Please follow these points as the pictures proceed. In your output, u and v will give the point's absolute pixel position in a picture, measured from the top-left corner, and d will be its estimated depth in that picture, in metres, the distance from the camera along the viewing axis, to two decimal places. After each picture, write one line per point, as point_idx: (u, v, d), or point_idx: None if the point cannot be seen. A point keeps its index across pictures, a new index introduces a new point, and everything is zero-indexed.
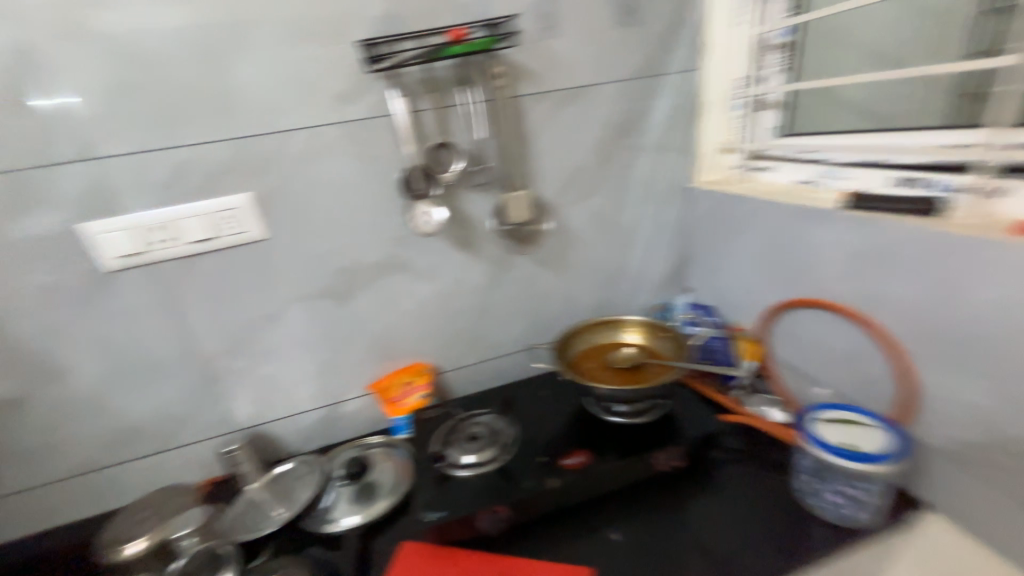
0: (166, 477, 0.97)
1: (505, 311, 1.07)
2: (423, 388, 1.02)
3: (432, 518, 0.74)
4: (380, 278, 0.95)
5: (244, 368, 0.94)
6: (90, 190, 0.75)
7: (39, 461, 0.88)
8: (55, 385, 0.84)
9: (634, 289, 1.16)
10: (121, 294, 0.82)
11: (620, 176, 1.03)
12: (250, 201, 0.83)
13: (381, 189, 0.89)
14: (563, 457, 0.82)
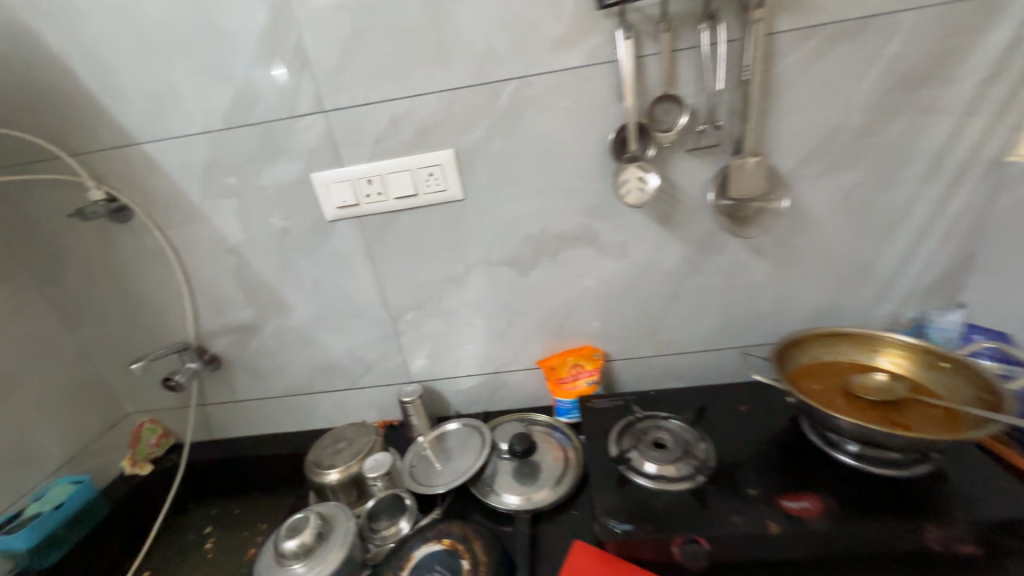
0: (352, 412, 1.07)
1: (698, 302, 0.91)
2: (592, 373, 0.93)
3: (617, 529, 0.66)
4: (566, 250, 0.87)
5: (425, 325, 0.96)
6: (320, 143, 0.79)
7: (265, 378, 1.03)
8: (280, 318, 0.96)
9: (875, 293, 0.89)
10: (334, 242, 0.88)
11: (895, 144, 0.77)
12: (452, 159, 0.79)
13: (585, 150, 0.78)
14: (784, 496, 0.66)
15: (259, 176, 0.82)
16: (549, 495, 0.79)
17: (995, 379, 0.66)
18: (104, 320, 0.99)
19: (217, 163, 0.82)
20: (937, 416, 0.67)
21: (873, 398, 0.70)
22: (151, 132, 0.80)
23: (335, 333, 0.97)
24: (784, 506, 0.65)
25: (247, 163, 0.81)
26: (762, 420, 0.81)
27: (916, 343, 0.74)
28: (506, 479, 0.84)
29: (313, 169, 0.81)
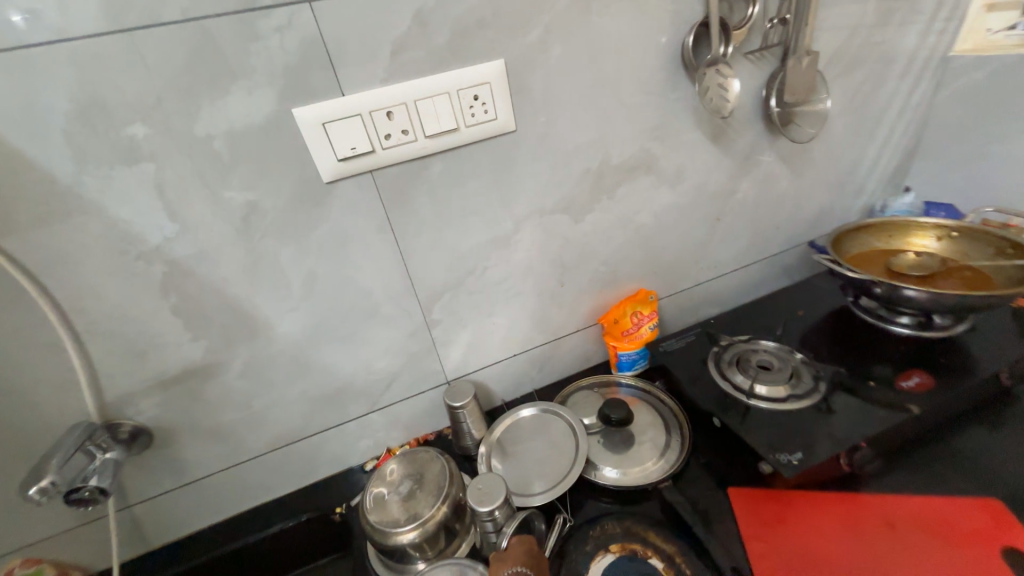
0: (372, 442, 0.81)
1: (738, 222, 0.89)
2: (653, 317, 0.85)
3: (794, 462, 0.61)
4: (624, 184, 0.75)
5: (463, 308, 0.75)
6: (304, 56, 0.50)
7: (236, 437, 0.70)
8: (254, 343, 0.64)
9: (861, 189, 0.99)
10: (334, 216, 0.60)
11: (890, 42, 0.82)
12: (502, 75, 0.59)
13: (649, 56, 0.66)
14: (897, 378, 0.70)
15: (196, 121, 0.50)
16: (657, 464, 0.71)
17: (1013, 235, 0.76)
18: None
19: (102, 103, 0.46)
20: (970, 279, 0.76)
21: (915, 272, 0.78)
22: None
23: (342, 347, 0.70)
24: (903, 385, 0.69)
25: (166, 98, 0.48)
26: (819, 320, 0.86)
27: (931, 224, 0.84)
28: (611, 455, 0.73)
29: (295, 102, 0.52)
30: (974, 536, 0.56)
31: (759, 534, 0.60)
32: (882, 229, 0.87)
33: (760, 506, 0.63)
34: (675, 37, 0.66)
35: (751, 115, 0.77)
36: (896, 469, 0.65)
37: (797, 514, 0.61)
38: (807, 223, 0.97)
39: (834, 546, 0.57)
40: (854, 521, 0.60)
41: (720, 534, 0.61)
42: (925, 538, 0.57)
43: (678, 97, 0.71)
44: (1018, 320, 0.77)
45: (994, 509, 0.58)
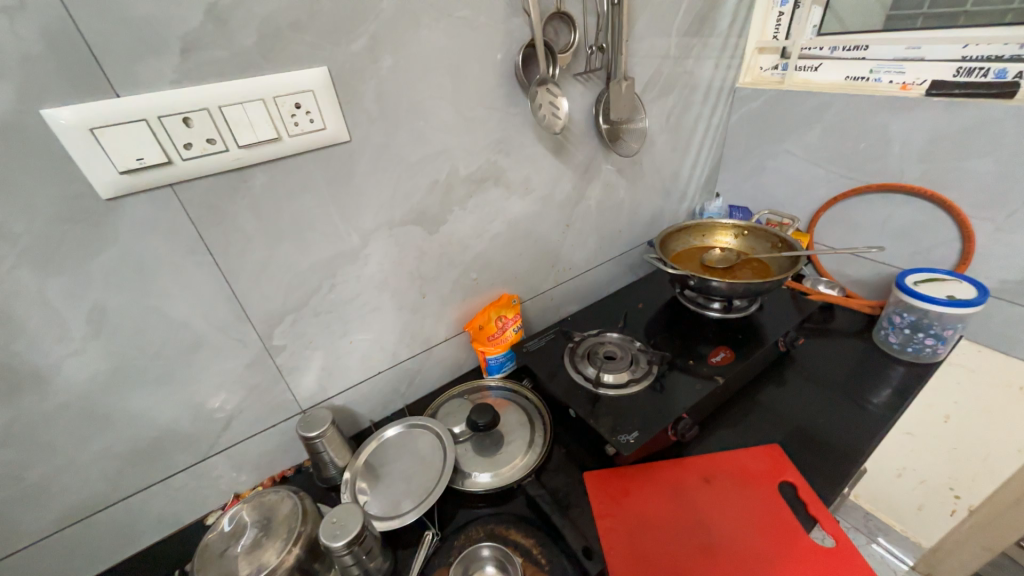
0: (212, 492, 0.71)
1: (586, 227, 0.98)
2: (516, 319, 0.89)
3: (631, 440, 0.68)
4: (475, 194, 0.77)
5: (313, 329, 0.69)
6: (52, 46, 0.41)
7: (4, 521, 0.55)
8: (17, 401, 0.51)
9: (683, 195, 1.16)
10: (124, 237, 0.50)
11: (692, 72, 0.98)
12: (326, 83, 0.55)
13: (486, 72, 0.69)
14: (709, 355, 0.84)
15: None
16: (523, 462, 0.74)
17: (781, 233, 0.97)
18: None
19: None
20: (757, 268, 0.94)
21: (720, 266, 0.94)
22: None
23: (157, 389, 0.59)
24: (714, 360, 0.83)
25: None
26: (656, 310, 1.00)
27: (730, 224, 1.03)
28: (480, 460, 0.75)
29: (46, 100, 0.42)
30: (762, 476, 0.69)
31: (607, 510, 0.66)
32: (698, 228, 1.04)
33: (608, 484, 0.70)
34: (507, 56, 0.70)
35: (586, 131, 0.85)
36: (710, 433, 0.78)
37: (637, 485, 0.69)
38: (645, 225, 1.11)
39: (665, 506, 0.66)
40: (680, 481, 0.70)
41: (575, 517, 0.67)
42: (730, 485, 0.69)
43: (518, 113, 0.75)
44: (791, 298, 0.97)
45: (776, 452, 0.73)
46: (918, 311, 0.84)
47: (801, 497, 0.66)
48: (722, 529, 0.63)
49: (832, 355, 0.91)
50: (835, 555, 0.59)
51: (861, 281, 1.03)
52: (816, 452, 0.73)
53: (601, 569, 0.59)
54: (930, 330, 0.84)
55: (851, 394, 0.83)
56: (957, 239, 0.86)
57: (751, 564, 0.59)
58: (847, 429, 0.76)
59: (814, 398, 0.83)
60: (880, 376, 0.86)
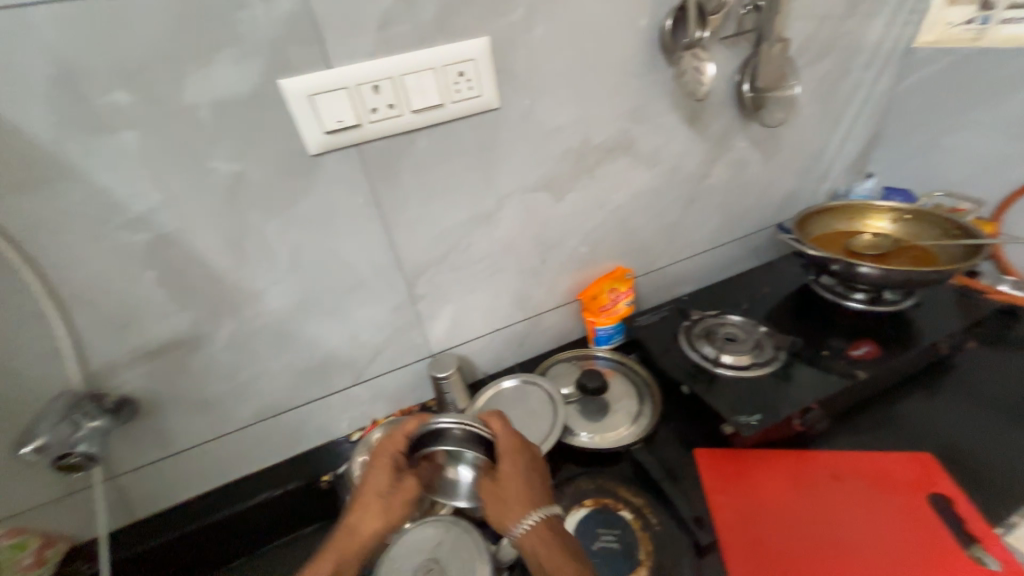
0: (357, 414, 0.83)
1: (711, 203, 0.93)
2: (628, 293, 0.90)
3: (753, 422, 0.66)
4: (603, 163, 0.78)
5: (447, 282, 0.77)
6: (290, 26, 0.51)
7: (221, 409, 0.71)
8: (239, 315, 0.65)
9: (826, 174, 1.04)
10: (320, 188, 0.60)
11: (857, 32, 0.87)
12: (487, 53, 0.60)
13: (629, 39, 0.68)
14: (847, 348, 0.77)
15: (181, 89, 0.50)
16: (628, 431, 0.75)
17: (958, 219, 0.83)
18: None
19: (81, 66, 0.46)
20: (917, 258, 0.83)
21: (871, 252, 0.84)
22: None
23: (328, 319, 0.71)
24: (854, 355, 0.76)
25: (149, 64, 0.48)
26: (784, 297, 0.92)
27: (886, 206, 0.91)
28: (584, 421, 0.77)
29: (281, 72, 0.52)
30: (906, 484, 0.63)
31: (721, 487, 0.65)
32: (845, 210, 0.93)
33: (722, 462, 0.69)
34: (653, 21, 0.68)
35: (724, 100, 0.81)
36: (842, 430, 0.72)
37: (753, 470, 0.67)
38: (776, 205, 1.02)
39: (785, 495, 0.64)
40: (803, 474, 0.66)
41: (686, 489, 0.67)
42: (864, 488, 0.63)
43: (656, 80, 0.73)
44: (959, 297, 0.84)
45: (925, 461, 0.65)
46: None
47: (955, 512, 0.59)
48: (854, 528, 0.59)
49: (1011, 368, 0.77)
50: None
51: None
52: (978, 472, 0.64)
53: (713, 540, 0.60)
54: None
55: None
56: None
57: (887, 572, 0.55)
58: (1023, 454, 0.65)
59: (980, 413, 0.72)
60: None
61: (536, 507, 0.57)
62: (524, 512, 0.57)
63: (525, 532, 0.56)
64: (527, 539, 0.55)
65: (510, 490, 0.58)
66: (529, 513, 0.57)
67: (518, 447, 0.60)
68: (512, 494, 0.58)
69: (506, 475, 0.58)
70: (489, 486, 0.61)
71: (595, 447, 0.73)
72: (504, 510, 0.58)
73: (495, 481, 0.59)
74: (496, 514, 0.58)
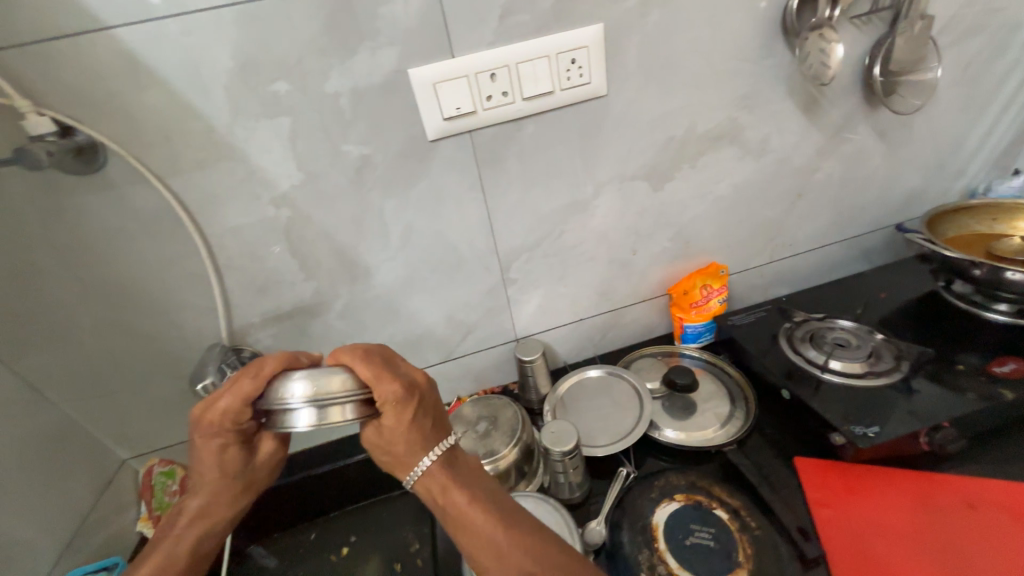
0: (444, 390, 0.88)
1: (821, 199, 0.86)
2: (723, 291, 0.86)
3: (870, 434, 0.61)
4: (706, 153, 0.75)
5: (538, 269, 0.79)
6: (423, 19, 0.55)
7: None
8: (354, 288, 0.71)
9: (963, 170, 0.92)
10: (433, 172, 0.65)
11: (1018, 5, 0.76)
12: (599, 40, 0.61)
13: (747, 22, 0.65)
14: (988, 364, 0.68)
15: (327, 79, 0.56)
16: (719, 433, 0.72)
17: None
18: (52, 342, 0.63)
19: (253, 60, 0.53)
20: None
21: (1022, 257, 0.73)
22: (142, 8, 0.49)
23: (428, 297, 0.76)
24: (996, 372, 0.67)
25: (306, 58, 0.54)
26: (904, 304, 0.83)
27: None
28: (670, 417, 0.75)
29: (410, 62, 0.57)
30: None
31: (828, 501, 0.61)
32: (988, 210, 0.82)
33: (829, 475, 0.64)
34: (774, 1, 0.65)
35: (847, 86, 0.75)
36: (978, 456, 0.64)
37: (866, 488, 0.61)
38: (899, 204, 0.92)
39: (907, 519, 0.58)
40: (929, 498, 0.60)
41: (785, 497, 0.63)
42: (1007, 523, 0.56)
43: (773, 64, 0.69)
44: None
45: None
46: None
47: None
48: (996, 565, 0.53)
49: None
50: None
51: None
52: None
53: (820, 555, 0.56)
54: None
55: None
56: None
57: None
58: None
59: None
60: None
61: (429, 450, 0.47)
62: (417, 458, 0.47)
63: (421, 480, 0.47)
64: (421, 486, 0.47)
65: (394, 439, 0.47)
66: (422, 457, 0.47)
67: (389, 391, 0.46)
68: (402, 444, 0.47)
69: (388, 429, 0.47)
70: (372, 437, 0.48)
71: (682, 444, 0.70)
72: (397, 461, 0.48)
73: (374, 429, 0.47)
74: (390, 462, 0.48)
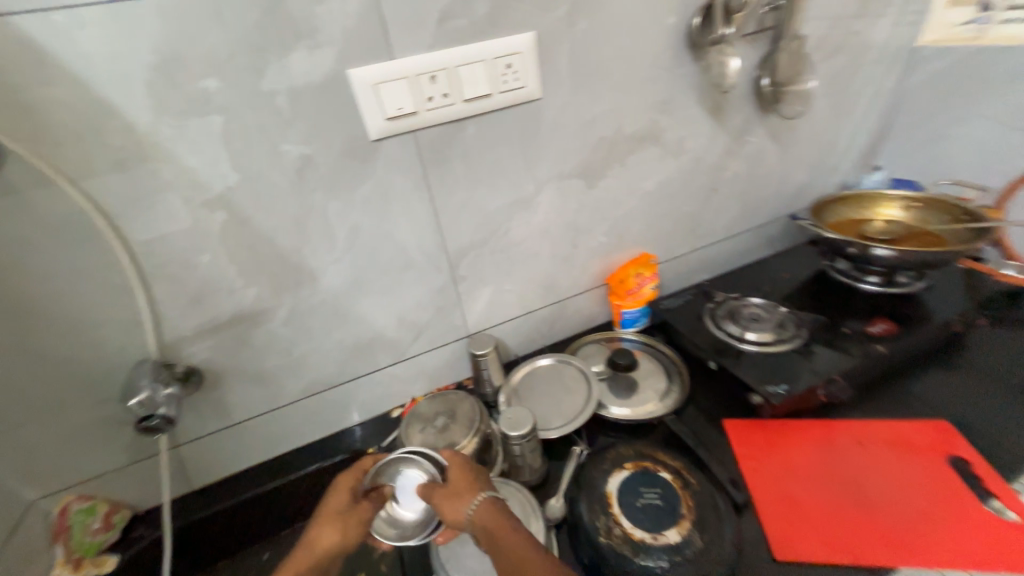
0: (398, 392, 0.87)
1: (731, 193, 0.98)
2: (654, 278, 0.94)
3: (780, 391, 0.71)
4: (633, 153, 0.82)
5: (486, 265, 0.81)
6: (361, 20, 0.55)
7: (277, 382, 0.76)
8: (299, 292, 0.69)
9: (839, 167, 1.09)
10: (378, 172, 0.65)
11: (867, 30, 0.92)
12: (532, 46, 0.65)
13: (661, 35, 0.73)
14: (865, 326, 0.82)
15: (263, 77, 0.55)
16: (659, 406, 0.79)
17: (967, 205, 0.87)
18: None
19: (180, 55, 0.51)
20: (928, 241, 0.88)
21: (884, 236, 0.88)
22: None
23: (377, 298, 0.75)
24: (872, 332, 0.80)
25: (239, 55, 0.53)
26: (801, 282, 0.97)
27: (897, 195, 0.95)
28: (616, 396, 0.81)
29: (349, 63, 0.57)
30: (926, 448, 0.67)
31: (751, 454, 0.69)
32: (859, 199, 0.98)
33: (751, 432, 0.73)
34: (681, 19, 0.73)
35: (744, 94, 0.86)
36: (863, 402, 0.76)
37: (781, 439, 0.71)
38: (792, 196, 1.07)
39: (813, 460, 0.68)
40: (829, 441, 0.70)
41: (717, 454, 0.71)
42: (887, 452, 0.67)
43: (683, 73, 0.78)
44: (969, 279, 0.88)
45: (943, 428, 0.69)
46: None
47: (975, 471, 0.63)
48: (881, 487, 0.63)
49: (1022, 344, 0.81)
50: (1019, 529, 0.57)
51: None
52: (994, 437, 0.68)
53: (746, 499, 0.64)
54: None
55: None
56: None
57: (914, 524, 0.59)
58: None
59: (994, 386, 0.75)
60: None
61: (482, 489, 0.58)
62: (472, 495, 0.57)
63: (477, 509, 0.55)
64: (479, 521, 0.55)
65: (461, 483, 0.58)
66: (475, 493, 0.57)
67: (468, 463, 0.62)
68: (463, 484, 0.58)
69: (454, 477, 0.59)
70: (438, 494, 0.58)
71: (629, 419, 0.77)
72: (454, 503, 0.56)
73: (442, 487, 0.58)
74: (448, 513, 0.56)
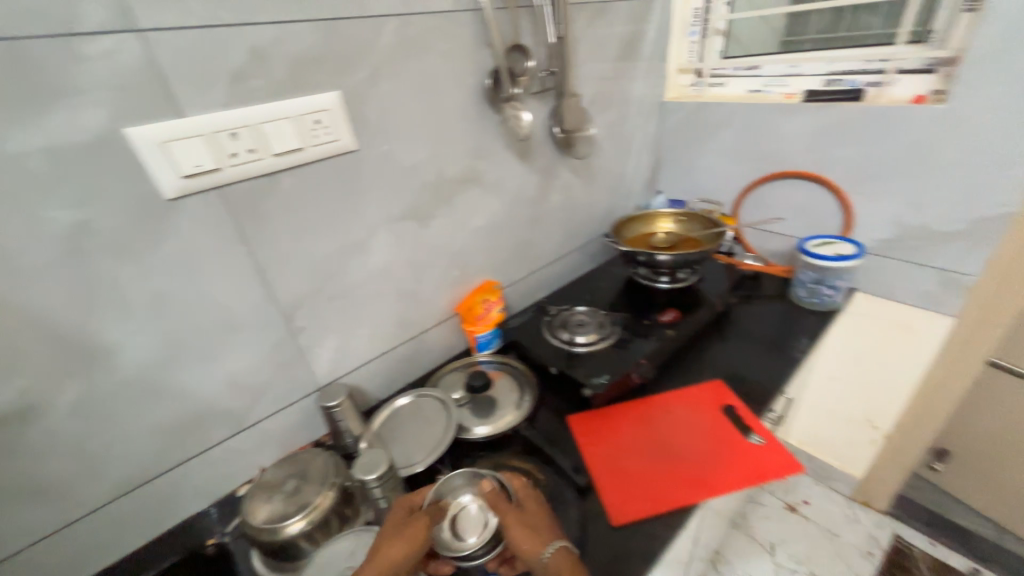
0: (243, 466, 0.79)
1: (552, 221, 1.14)
2: (499, 302, 1.03)
3: (603, 381, 0.84)
4: (458, 193, 0.92)
5: (327, 313, 0.80)
6: (137, 79, 0.53)
7: (68, 490, 0.62)
8: (88, 376, 0.59)
9: (631, 193, 1.36)
10: (180, 231, 0.61)
11: (626, 90, 1.19)
12: (338, 104, 0.69)
13: (462, 93, 0.85)
14: (661, 316, 1.02)
15: (6, 139, 0.48)
16: (516, 415, 0.86)
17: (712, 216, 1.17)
18: None
19: None
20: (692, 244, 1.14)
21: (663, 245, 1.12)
22: None
23: (199, 366, 0.68)
24: (665, 320, 1.01)
25: None
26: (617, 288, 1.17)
27: (669, 213, 1.23)
28: (476, 417, 0.86)
29: (127, 121, 0.54)
30: (710, 403, 0.86)
31: (591, 441, 0.80)
32: (646, 219, 1.24)
33: (590, 423, 0.84)
34: (477, 80, 0.86)
35: (543, 139, 1.03)
36: (667, 378, 0.94)
37: (612, 422, 0.84)
38: (601, 219, 1.29)
39: (636, 434, 0.81)
40: (647, 415, 0.85)
41: (564, 448, 0.80)
42: (686, 414, 0.84)
43: (489, 124, 0.91)
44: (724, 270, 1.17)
45: (719, 385, 0.90)
46: (820, 268, 1.05)
47: (740, 413, 0.83)
48: (683, 443, 0.79)
49: (761, 313, 1.11)
50: (767, 448, 0.76)
51: (776, 253, 1.26)
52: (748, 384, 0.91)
53: (588, 482, 0.73)
54: (829, 283, 1.06)
55: (776, 341, 1.02)
56: (840, 211, 1.10)
57: (705, 465, 0.74)
58: (771, 366, 0.95)
59: (746, 346, 1.01)
60: (797, 325, 1.05)
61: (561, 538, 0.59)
62: (549, 540, 0.58)
63: (553, 555, 0.55)
64: (552, 562, 0.55)
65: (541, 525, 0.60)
66: (551, 540, 0.58)
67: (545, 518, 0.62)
68: (545, 527, 0.60)
69: (534, 511, 0.62)
70: (517, 523, 0.59)
71: (491, 435, 0.82)
72: (534, 537, 0.58)
73: (518, 514, 0.60)
74: (523, 541, 0.57)
